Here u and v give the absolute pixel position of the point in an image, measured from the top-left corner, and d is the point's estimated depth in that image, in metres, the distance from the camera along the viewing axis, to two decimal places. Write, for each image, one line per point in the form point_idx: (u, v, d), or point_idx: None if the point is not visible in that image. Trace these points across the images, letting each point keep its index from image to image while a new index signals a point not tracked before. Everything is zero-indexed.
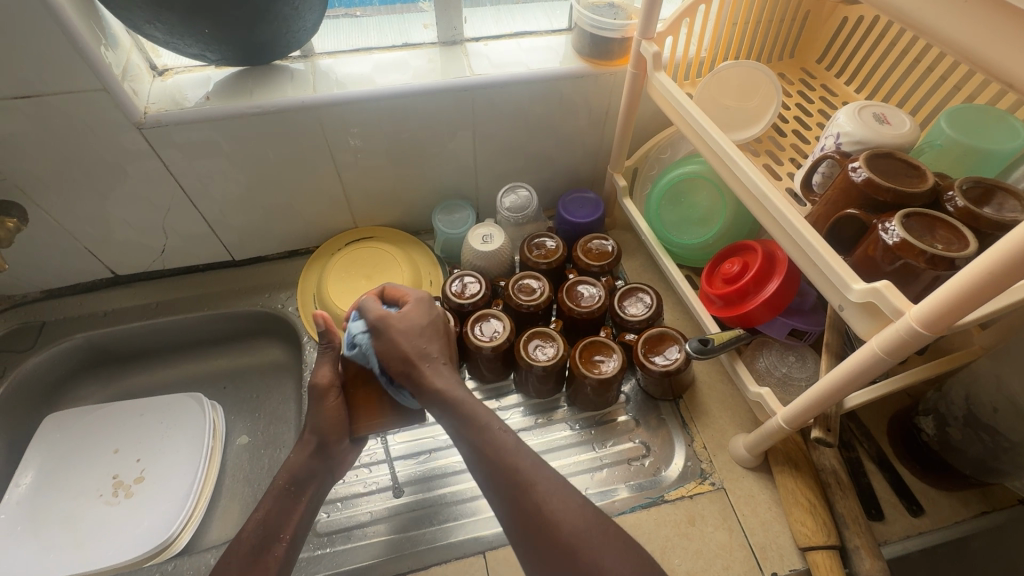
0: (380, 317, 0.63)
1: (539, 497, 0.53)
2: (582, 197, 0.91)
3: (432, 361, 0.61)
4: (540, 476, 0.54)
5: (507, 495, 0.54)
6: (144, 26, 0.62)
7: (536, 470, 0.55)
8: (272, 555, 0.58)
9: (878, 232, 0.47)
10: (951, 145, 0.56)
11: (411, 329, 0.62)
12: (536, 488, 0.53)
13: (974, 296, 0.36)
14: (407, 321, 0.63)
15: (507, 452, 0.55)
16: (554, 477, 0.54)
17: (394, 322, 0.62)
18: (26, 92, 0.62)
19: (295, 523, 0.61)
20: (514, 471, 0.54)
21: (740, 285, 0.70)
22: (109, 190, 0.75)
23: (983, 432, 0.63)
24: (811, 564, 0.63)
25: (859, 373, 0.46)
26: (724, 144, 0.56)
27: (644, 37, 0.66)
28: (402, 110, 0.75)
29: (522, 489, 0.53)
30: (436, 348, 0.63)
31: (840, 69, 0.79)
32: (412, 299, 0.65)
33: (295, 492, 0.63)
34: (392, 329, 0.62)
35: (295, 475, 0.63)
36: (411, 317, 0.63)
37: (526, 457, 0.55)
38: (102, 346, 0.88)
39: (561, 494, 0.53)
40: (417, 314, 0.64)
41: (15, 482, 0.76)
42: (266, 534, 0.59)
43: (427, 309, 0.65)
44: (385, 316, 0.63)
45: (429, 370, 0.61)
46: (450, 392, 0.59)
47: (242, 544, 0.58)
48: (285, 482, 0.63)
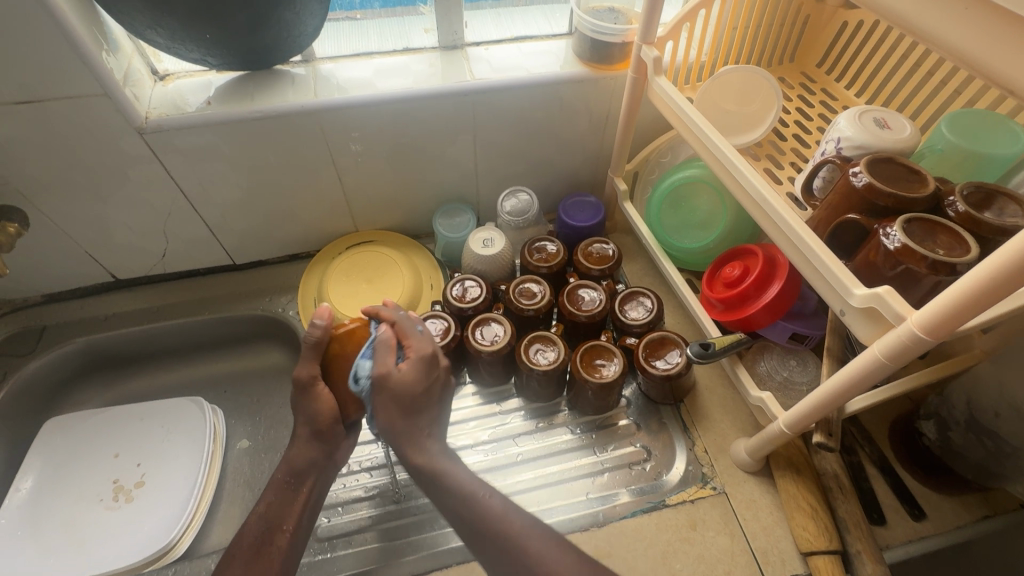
0: (381, 375, 0.56)
1: (533, 560, 0.50)
2: (583, 200, 0.91)
3: (413, 434, 0.57)
4: (533, 536, 0.52)
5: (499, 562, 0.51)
6: (146, 32, 0.62)
7: (528, 531, 0.53)
8: (276, 546, 0.57)
9: (879, 237, 0.47)
10: (951, 149, 0.56)
11: (409, 396, 0.56)
12: (529, 553, 0.51)
13: (975, 302, 0.36)
14: (408, 387, 0.56)
15: (496, 517, 0.53)
16: (547, 539, 0.52)
17: (396, 381, 0.56)
18: (28, 97, 0.62)
19: (297, 513, 0.59)
20: (504, 535, 0.52)
21: (741, 290, 0.70)
22: (110, 195, 0.75)
23: (986, 438, 0.63)
24: (812, 569, 0.63)
25: (861, 378, 0.46)
26: (725, 149, 0.56)
27: (644, 42, 0.66)
28: (403, 115, 0.76)
29: (514, 555, 0.51)
30: (423, 417, 0.58)
31: (840, 74, 0.79)
32: (417, 358, 0.58)
33: (294, 484, 0.61)
34: (389, 391, 0.56)
35: (295, 466, 0.61)
36: (412, 382, 0.57)
37: (518, 519, 0.53)
38: (103, 350, 0.88)
39: (560, 554, 0.51)
40: (419, 379, 0.57)
41: (15, 486, 0.76)
42: (268, 527, 0.58)
43: (427, 374, 0.58)
44: (387, 373, 0.56)
45: (409, 445, 0.57)
46: (430, 464, 0.56)
47: (244, 539, 0.57)
48: (285, 474, 0.61)
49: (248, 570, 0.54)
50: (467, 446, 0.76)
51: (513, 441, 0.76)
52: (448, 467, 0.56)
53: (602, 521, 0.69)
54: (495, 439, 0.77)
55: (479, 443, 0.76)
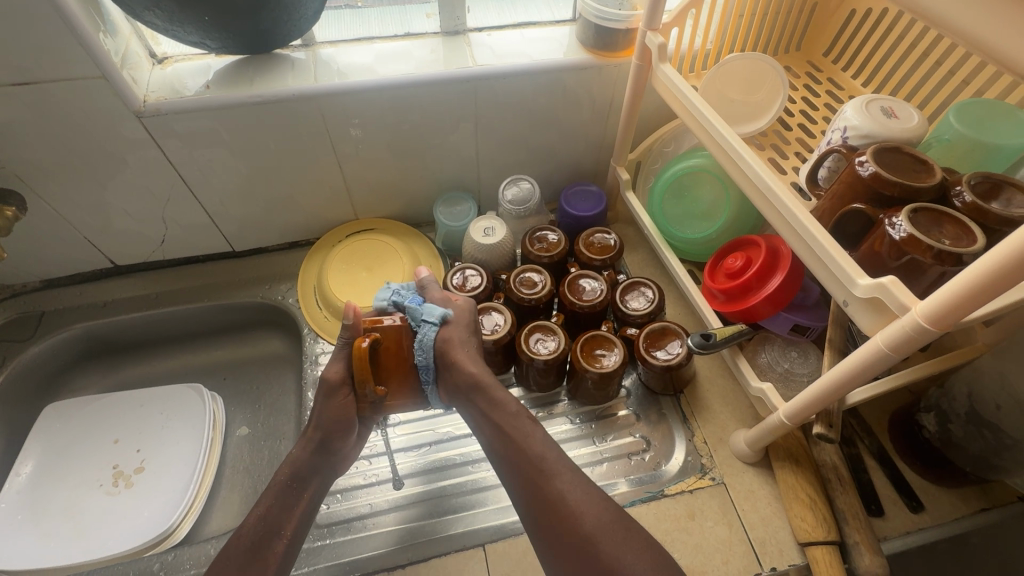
0: (444, 299, 0.67)
1: (557, 484, 0.53)
2: (584, 189, 0.90)
3: (467, 347, 0.63)
4: (563, 473, 0.53)
5: (528, 480, 0.54)
6: (143, 13, 0.61)
7: (560, 462, 0.55)
8: (272, 551, 0.55)
9: (884, 227, 0.47)
10: (958, 139, 0.56)
11: (467, 314, 0.66)
12: (556, 479, 0.53)
13: (983, 289, 0.35)
14: (467, 310, 0.66)
15: (535, 444, 0.56)
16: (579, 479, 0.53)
17: (459, 303, 0.66)
18: (26, 79, 0.62)
19: (296, 521, 0.58)
20: (534, 459, 0.55)
21: (743, 280, 0.69)
22: (109, 179, 0.74)
23: (986, 430, 0.62)
24: (810, 560, 0.63)
25: (864, 369, 0.46)
26: (730, 138, 0.55)
27: (650, 28, 0.65)
28: (403, 100, 0.75)
29: (543, 480, 0.53)
30: (474, 340, 0.65)
31: (846, 63, 0.78)
32: (471, 296, 0.69)
33: (295, 490, 0.59)
34: (457, 305, 0.66)
35: (299, 470, 0.60)
36: (470, 304, 0.68)
37: (549, 448, 0.56)
38: (102, 335, 0.87)
39: (588, 488, 0.52)
40: (474, 306, 0.68)
41: (15, 471, 0.76)
42: (267, 527, 0.56)
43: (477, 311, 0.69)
44: (452, 298, 0.67)
45: (465, 356, 0.62)
46: (481, 377, 0.60)
47: (239, 538, 0.55)
48: (289, 476, 0.60)
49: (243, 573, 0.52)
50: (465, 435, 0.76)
51: None
52: (496, 387, 0.60)
53: None
54: None
55: None
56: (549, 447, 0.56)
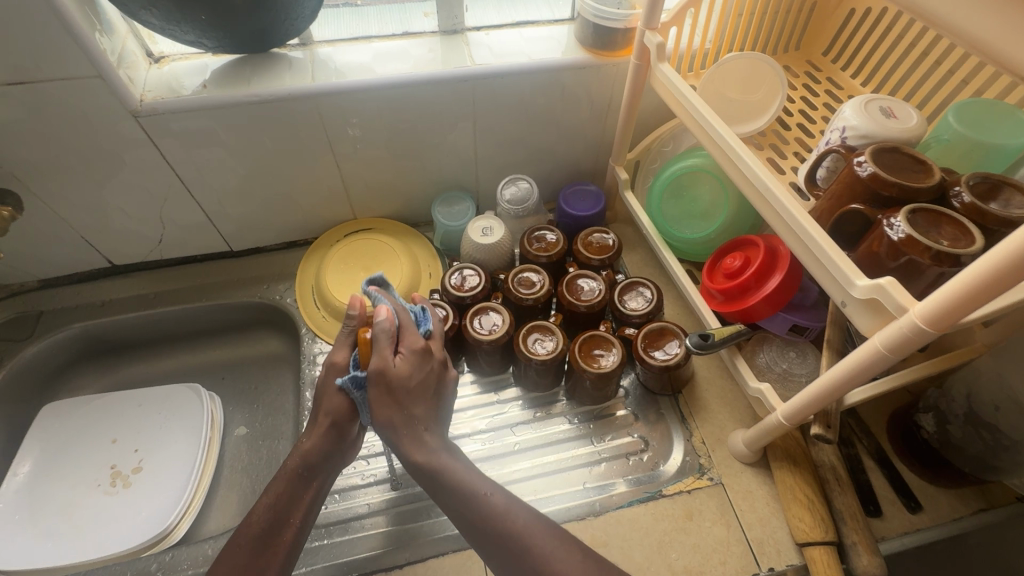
0: (378, 370, 0.54)
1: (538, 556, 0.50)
2: (583, 189, 0.90)
3: (412, 428, 0.54)
4: (542, 540, 0.51)
5: (506, 560, 0.51)
6: (140, 12, 0.61)
7: (532, 527, 0.52)
8: (281, 539, 0.54)
9: (883, 228, 0.47)
10: (957, 139, 0.55)
11: (404, 386, 0.55)
12: (534, 554, 0.50)
13: (980, 291, 0.35)
14: (404, 381, 0.55)
15: (501, 517, 0.52)
16: (559, 543, 0.51)
17: (395, 375, 0.54)
18: (22, 78, 0.61)
19: (304, 511, 0.55)
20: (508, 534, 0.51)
21: (742, 280, 0.69)
22: (107, 179, 0.74)
23: (983, 430, 0.63)
24: (807, 560, 0.63)
25: (861, 370, 0.46)
26: (728, 137, 0.55)
27: (648, 27, 0.65)
28: (401, 99, 0.74)
29: (521, 553, 0.50)
30: (420, 410, 0.56)
31: (846, 62, 0.77)
32: (411, 351, 0.57)
33: (303, 477, 0.56)
34: (391, 383, 0.54)
35: (308, 460, 0.57)
36: (413, 372, 0.56)
37: (519, 515, 0.52)
38: (100, 335, 0.87)
39: (569, 552, 0.50)
40: (414, 371, 0.56)
41: (12, 471, 0.76)
42: (274, 520, 0.54)
43: (423, 366, 0.57)
44: (385, 368, 0.54)
45: (409, 442, 0.54)
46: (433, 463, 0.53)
47: (247, 530, 0.53)
48: (298, 465, 0.57)
49: (248, 567, 0.51)
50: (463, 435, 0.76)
51: (510, 430, 0.76)
52: (449, 464, 0.54)
53: (598, 511, 0.69)
54: (493, 428, 0.76)
55: (475, 432, 0.76)
56: (514, 511, 0.53)
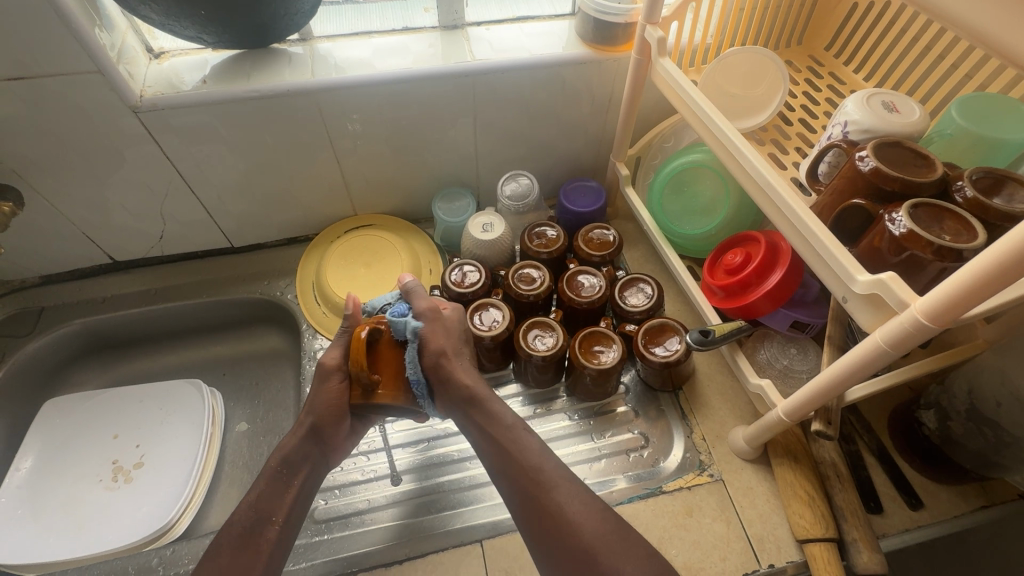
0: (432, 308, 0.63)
1: (557, 496, 0.53)
2: (583, 185, 0.89)
3: (461, 363, 0.62)
4: (560, 484, 0.54)
5: (525, 492, 0.55)
6: (139, 7, 0.61)
7: (557, 471, 0.56)
8: (265, 537, 0.55)
9: (884, 223, 0.46)
10: (960, 134, 0.55)
11: (455, 331, 0.64)
12: (554, 491, 0.54)
13: (984, 285, 0.35)
14: (455, 326, 0.64)
15: (531, 453, 0.57)
16: (576, 490, 0.54)
17: (447, 320, 0.64)
18: (23, 73, 0.61)
19: (288, 506, 0.58)
20: (534, 469, 0.55)
21: (743, 276, 0.69)
22: (107, 175, 0.74)
23: (985, 427, 0.62)
24: (808, 556, 0.63)
25: (862, 366, 0.45)
26: (729, 132, 0.55)
27: (649, 22, 0.64)
28: (401, 94, 0.74)
29: (541, 491, 0.54)
30: (466, 352, 0.65)
31: (848, 57, 0.77)
32: (455, 308, 0.66)
33: (285, 476, 0.59)
34: (442, 322, 0.63)
35: (289, 457, 0.59)
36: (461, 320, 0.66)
37: (549, 459, 0.56)
38: (101, 331, 0.87)
39: (582, 495, 0.53)
40: (461, 321, 0.66)
41: (15, 466, 0.76)
42: (258, 513, 0.56)
43: (464, 323, 0.67)
44: (437, 312, 0.63)
45: (460, 370, 0.61)
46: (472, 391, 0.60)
47: (232, 524, 0.55)
48: (279, 463, 0.59)
49: (234, 563, 0.52)
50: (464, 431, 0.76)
51: None
52: (493, 400, 0.61)
53: None
54: None
55: None
56: (544, 453, 0.57)
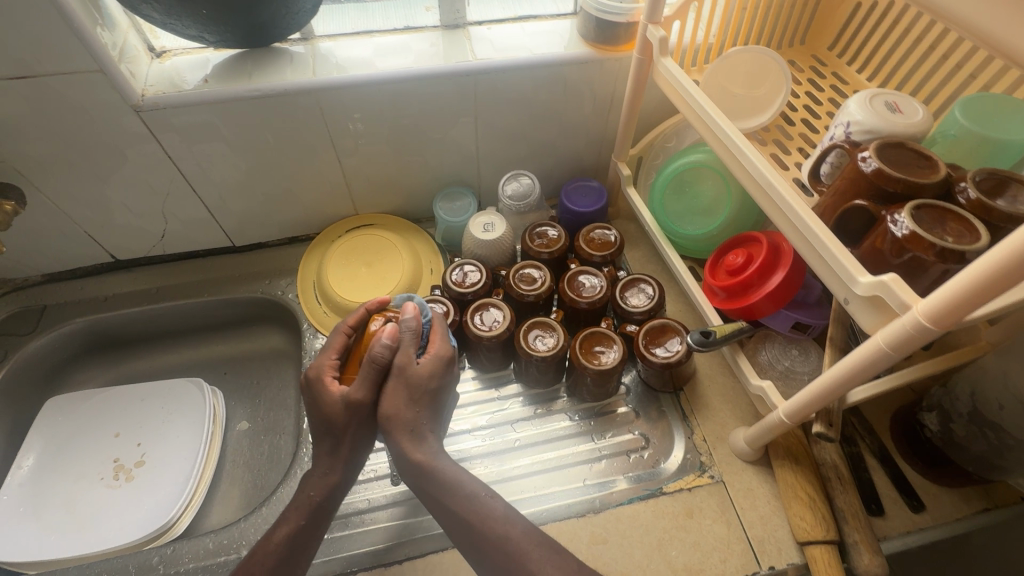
0: (400, 367, 0.55)
1: (529, 565, 0.50)
2: (585, 185, 0.89)
3: (414, 428, 0.55)
4: (532, 552, 0.51)
5: (498, 564, 0.51)
6: (141, 6, 0.61)
7: (526, 538, 0.52)
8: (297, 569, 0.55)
9: (886, 224, 0.46)
10: (964, 134, 0.55)
11: (421, 387, 0.56)
12: (528, 560, 0.50)
13: (985, 287, 0.34)
14: (424, 381, 0.56)
15: (497, 523, 0.52)
16: (550, 556, 0.51)
17: (415, 373, 0.56)
18: (25, 73, 0.61)
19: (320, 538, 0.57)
20: (502, 541, 0.51)
21: (744, 277, 0.68)
22: (109, 174, 0.74)
23: (988, 430, 0.62)
24: (808, 559, 0.63)
25: (864, 368, 0.45)
26: (731, 133, 0.55)
27: (651, 21, 0.64)
28: (402, 94, 0.74)
29: (513, 563, 0.51)
30: (425, 414, 0.56)
31: (851, 57, 0.77)
32: (437, 356, 0.58)
33: (321, 509, 0.57)
34: (405, 379, 0.55)
35: (328, 494, 0.57)
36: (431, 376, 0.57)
37: (516, 525, 0.53)
38: (103, 330, 0.88)
39: (556, 563, 0.51)
40: (436, 373, 0.57)
41: (17, 464, 0.77)
42: (296, 547, 0.55)
43: (443, 374, 0.58)
44: (409, 364, 0.56)
45: (409, 442, 0.55)
46: (428, 463, 0.54)
47: (267, 555, 0.54)
48: (317, 498, 0.57)
49: None
50: (464, 430, 0.76)
51: (511, 426, 0.76)
52: (447, 466, 0.55)
53: (598, 508, 0.69)
54: (493, 425, 0.76)
55: (476, 428, 0.76)
56: (511, 520, 0.53)
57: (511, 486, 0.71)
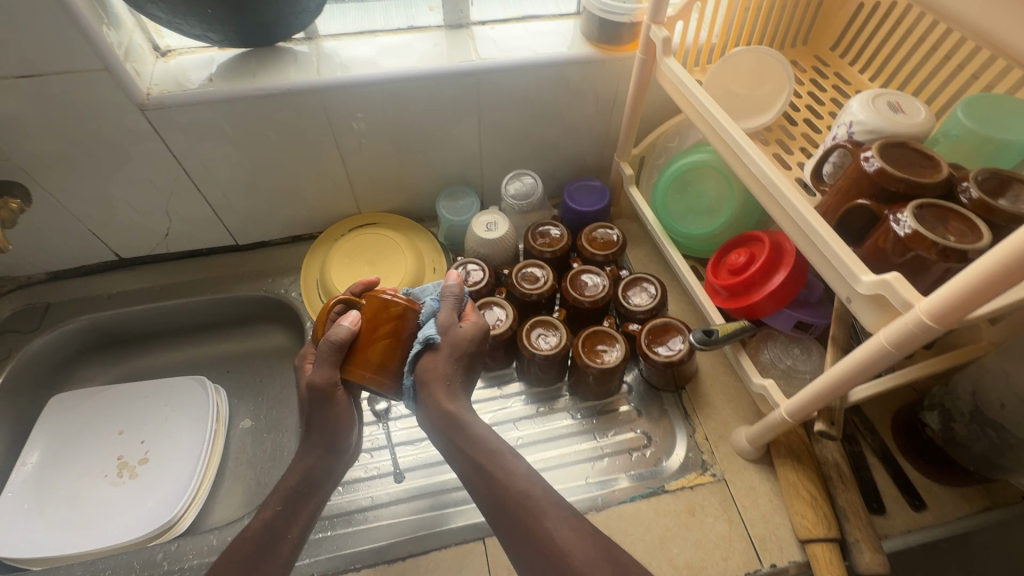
0: (445, 325, 0.59)
1: (547, 523, 0.50)
2: (588, 185, 0.89)
3: (451, 383, 0.58)
4: (550, 513, 0.51)
5: (515, 522, 0.51)
6: (146, 5, 0.61)
7: (546, 497, 0.52)
8: (277, 556, 0.54)
9: (889, 223, 0.46)
10: (966, 134, 0.55)
11: (464, 347, 0.59)
12: (546, 518, 0.51)
13: (988, 285, 0.35)
14: (467, 341, 0.60)
15: (519, 479, 0.53)
16: (568, 519, 0.51)
17: (458, 334, 0.59)
18: (31, 71, 0.62)
19: (301, 525, 0.57)
20: (522, 497, 0.52)
21: (746, 276, 0.69)
22: (113, 172, 0.75)
23: (989, 429, 0.62)
24: (810, 557, 0.63)
25: (866, 366, 0.45)
26: (734, 133, 0.55)
27: (654, 21, 0.64)
28: (406, 93, 0.74)
29: (531, 521, 0.51)
30: (461, 374, 0.60)
31: (854, 57, 0.77)
32: (476, 323, 0.62)
33: (301, 494, 0.58)
34: (452, 337, 0.59)
35: (308, 476, 0.59)
36: (471, 340, 0.60)
37: (537, 485, 0.53)
38: (107, 328, 0.88)
39: (573, 525, 0.51)
40: (477, 337, 0.61)
41: (21, 461, 0.77)
42: (274, 531, 0.55)
43: (481, 341, 0.62)
44: (453, 324, 0.60)
45: (443, 394, 0.56)
46: (456, 412, 0.56)
47: (244, 542, 0.54)
48: (297, 482, 0.59)
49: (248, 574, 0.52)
50: None
51: (513, 425, 0.76)
52: (474, 423, 0.57)
53: (600, 506, 0.69)
54: (495, 423, 0.77)
55: None
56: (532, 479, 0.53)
57: None
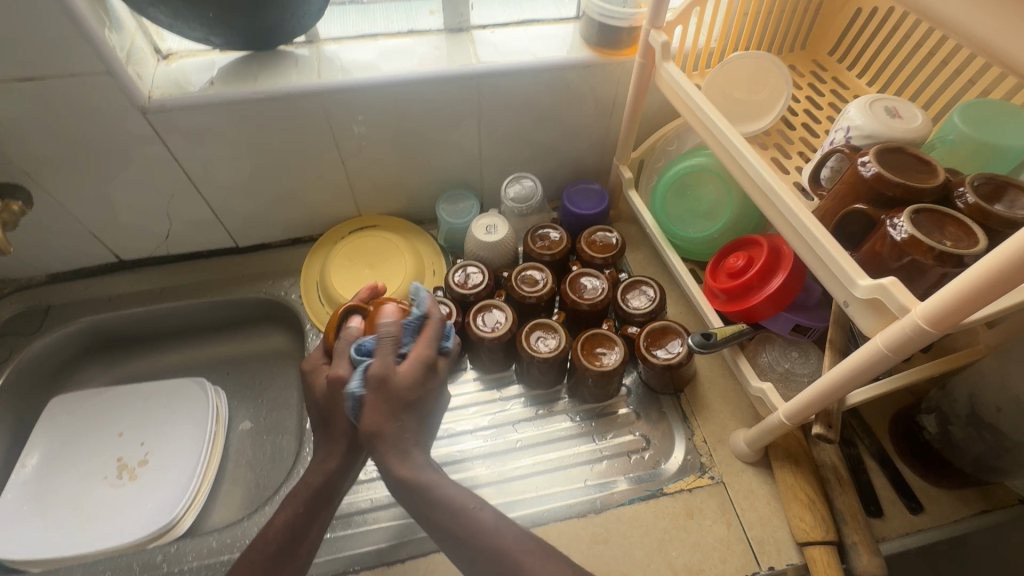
0: (380, 376, 0.52)
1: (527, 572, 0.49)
2: (587, 188, 0.90)
3: (403, 438, 0.53)
4: (530, 557, 0.50)
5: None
6: (148, 9, 0.61)
7: (519, 546, 0.51)
8: (298, 555, 0.56)
9: (885, 228, 0.47)
10: (963, 140, 0.55)
11: (403, 396, 0.53)
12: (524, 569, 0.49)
13: (984, 290, 0.35)
14: (405, 392, 0.53)
15: (489, 533, 0.51)
16: (549, 562, 0.50)
17: (396, 382, 0.53)
18: (33, 74, 0.62)
19: (319, 527, 0.57)
20: (496, 552, 0.50)
21: (745, 280, 0.69)
22: (114, 175, 0.75)
23: (986, 431, 0.62)
24: (808, 560, 0.63)
25: (863, 370, 0.46)
26: (733, 138, 0.55)
27: (653, 26, 0.65)
28: (406, 97, 0.75)
29: (510, 572, 0.49)
30: (413, 422, 0.54)
31: (851, 62, 0.77)
32: (418, 361, 0.55)
33: (324, 495, 0.57)
34: (389, 390, 0.52)
35: (329, 480, 0.57)
36: (411, 387, 0.53)
37: (509, 531, 0.51)
38: (107, 329, 0.88)
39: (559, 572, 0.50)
40: (417, 381, 0.54)
41: (21, 463, 0.77)
42: (293, 537, 0.56)
43: (427, 381, 0.55)
44: (388, 373, 0.53)
45: (396, 455, 0.52)
46: (413, 475, 0.52)
47: (265, 543, 0.55)
48: (319, 484, 0.57)
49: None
50: (467, 431, 0.76)
51: (512, 427, 0.77)
52: (434, 481, 0.53)
53: (599, 508, 0.69)
54: (494, 426, 0.77)
55: (479, 428, 0.76)
56: (502, 527, 0.51)
57: (512, 486, 0.72)
